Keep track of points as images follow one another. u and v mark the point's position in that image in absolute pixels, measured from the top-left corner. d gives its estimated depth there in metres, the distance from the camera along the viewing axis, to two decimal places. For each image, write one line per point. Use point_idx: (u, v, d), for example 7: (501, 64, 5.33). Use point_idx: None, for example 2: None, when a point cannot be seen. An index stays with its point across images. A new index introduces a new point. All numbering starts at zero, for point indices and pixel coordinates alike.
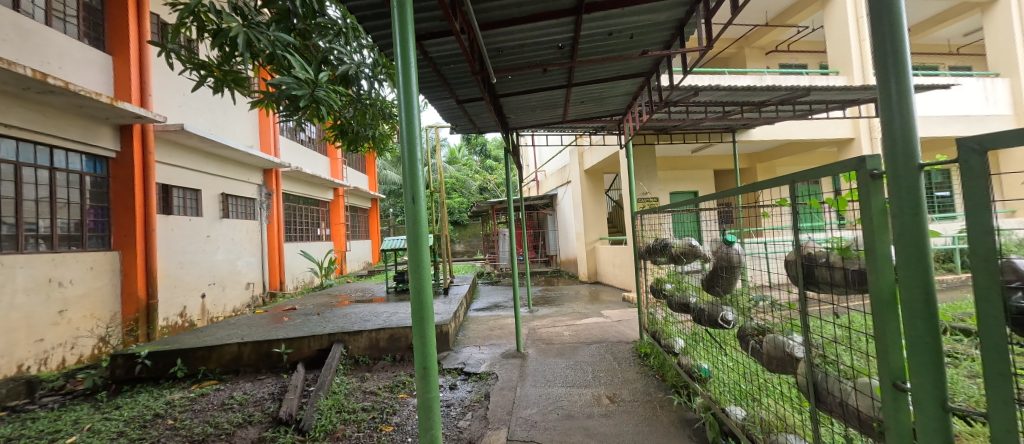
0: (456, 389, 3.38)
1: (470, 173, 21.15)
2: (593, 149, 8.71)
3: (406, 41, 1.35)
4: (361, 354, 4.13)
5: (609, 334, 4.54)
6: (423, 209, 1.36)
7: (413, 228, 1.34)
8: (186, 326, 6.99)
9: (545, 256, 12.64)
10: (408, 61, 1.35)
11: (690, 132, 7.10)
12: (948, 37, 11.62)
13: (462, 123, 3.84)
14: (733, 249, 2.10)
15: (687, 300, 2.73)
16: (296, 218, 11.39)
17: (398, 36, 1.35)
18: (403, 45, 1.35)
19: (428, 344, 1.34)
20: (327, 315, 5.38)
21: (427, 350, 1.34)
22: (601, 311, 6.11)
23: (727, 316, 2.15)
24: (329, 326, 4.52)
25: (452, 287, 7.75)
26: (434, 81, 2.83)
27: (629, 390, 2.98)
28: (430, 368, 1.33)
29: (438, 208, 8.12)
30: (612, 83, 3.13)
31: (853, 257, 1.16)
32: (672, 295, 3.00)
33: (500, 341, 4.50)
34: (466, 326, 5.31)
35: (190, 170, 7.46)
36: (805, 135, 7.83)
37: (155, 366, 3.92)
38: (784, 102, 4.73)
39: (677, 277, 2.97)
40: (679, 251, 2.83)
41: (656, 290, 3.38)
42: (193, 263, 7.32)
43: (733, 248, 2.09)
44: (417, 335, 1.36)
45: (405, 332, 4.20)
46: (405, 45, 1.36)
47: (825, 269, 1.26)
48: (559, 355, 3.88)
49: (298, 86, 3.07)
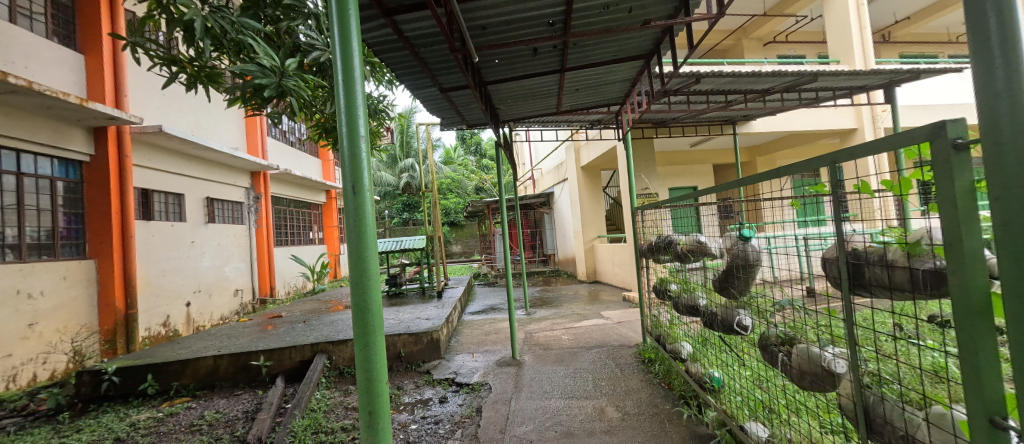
0: (446, 402, 3.13)
1: (465, 173, 20.90)
2: (589, 145, 8.47)
3: (347, 33, 1.16)
4: (347, 365, 3.87)
5: (610, 338, 4.29)
6: (368, 231, 1.17)
7: (356, 250, 1.15)
8: (170, 336, 6.71)
9: (542, 256, 12.42)
10: (349, 58, 1.16)
11: (690, 125, 6.87)
12: (946, 25, 11.39)
13: (450, 115, 3.59)
14: (750, 244, 1.85)
15: (695, 301, 2.49)
16: (287, 222, 11.10)
17: (337, 26, 1.16)
18: (343, 37, 1.16)
19: (375, 381, 1.16)
20: (314, 322, 5.13)
21: (375, 390, 1.16)
22: (600, 312, 5.87)
23: (743, 321, 1.91)
24: (313, 335, 4.26)
25: (446, 289, 7.49)
26: (413, 66, 2.57)
27: (634, 402, 2.73)
28: (377, 410, 1.16)
29: (431, 209, 7.86)
30: (608, 67, 2.88)
31: (938, 254, 0.91)
32: (677, 295, 2.76)
33: (495, 347, 4.24)
34: (460, 331, 5.05)
35: (172, 174, 7.18)
36: (807, 126, 7.61)
37: (123, 383, 3.67)
38: (790, 89, 4.46)
39: (682, 277, 2.74)
40: (686, 249, 2.58)
41: (660, 291, 3.13)
42: (177, 270, 7.05)
43: (750, 243, 1.85)
44: (363, 372, 1.18)
45: (392, 340, 3.94)
46: (345, 33, 1.16)
47: (885, 267, 1.03)
48: (558, 362, 3.63)
49: (263, 75, 2.79)
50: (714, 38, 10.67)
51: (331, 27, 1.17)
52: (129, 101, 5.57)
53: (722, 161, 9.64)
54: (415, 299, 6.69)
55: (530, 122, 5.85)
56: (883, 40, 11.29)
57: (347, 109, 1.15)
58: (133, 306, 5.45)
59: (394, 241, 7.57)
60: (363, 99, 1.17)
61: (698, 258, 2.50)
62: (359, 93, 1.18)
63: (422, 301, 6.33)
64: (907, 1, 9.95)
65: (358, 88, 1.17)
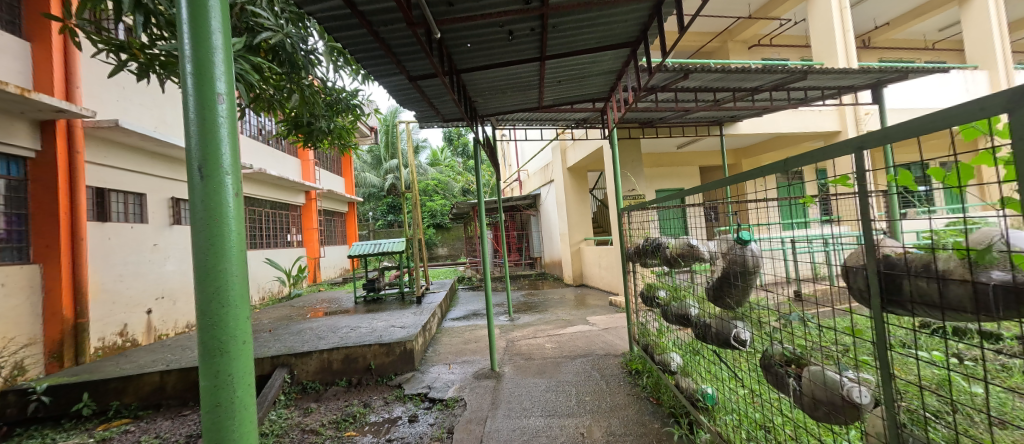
0: (416, 422, 2.85)
1: (452, 174, 20.60)
2: (575, 146, 8.30)
3: (203, 28, 1.09)
4: (310, 379, 3.56)
5: (595, 346, 4.06)
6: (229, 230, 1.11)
7: (214, 254, 1.07)
8: (127, 346, 6.25)
9: (528, 258, 12.21)
10: (208, 54, 1.10)
11: (677, 125, 6.74)
12: (923, 32, 11.57)
13: (422, 108, 3.33)
14: (750, 249, 1.64)
15: (684, 310, 2.28)
16: (261, 224, 10.64)
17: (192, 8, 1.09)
18: (201, 22, 1.10)
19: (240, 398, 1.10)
20: (281, 330, 4.79)
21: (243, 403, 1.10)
22: (586, 318, 5.66)
23: (741, 335, 1.69)
24: (277, 346, 3.93)
25: (427, 294, 7.19)
26: (376, 50, 2.31)
27: (620, 420, 2.51)
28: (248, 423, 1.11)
29: (412, 209, 7.57)
30: (592, 55, 2.66)
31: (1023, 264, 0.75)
32: (666, 303, 2.56)
33: (473, 357, 3.98)
34: (438, 340, 4.76)
35: (132, 172, 6.74)
36: (792, 128, 7.57)
37: (56, 403, 3.31)
38: (779, 87, 4.29)
39: (671, 283, 2.53)
40: (676, 253, 2.36)
41: (647, 298, 2.92)
42: (137, 276, 6.60)
43: (750, 248, 1.64)
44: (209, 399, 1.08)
45: (362, 352, 3.65)
46: (203, 19, 1.10)
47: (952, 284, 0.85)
48: (539, 374, 3.38)
49: None
50: (700, 40, 10.62)
51: (182, 18, 1.09)
52: (81, 93, 5.11)
53: (709, 163, 9.57)
54: (393, 305, 6.38)
55: (510, 118, 5.63)
56: (863, 45, 11.41)
57: (201, 107, 1.08)
58: (83, 315, 5.00)
59: (372, 243, 7.24)
60: (225, 97, 1.12)
61: (689, 263, 2.30)
62: (220, 89, 1.12)
63: (400, 307, 6.02)
64: (887, 6, 10.04)
65: (217, 83, 1.11)
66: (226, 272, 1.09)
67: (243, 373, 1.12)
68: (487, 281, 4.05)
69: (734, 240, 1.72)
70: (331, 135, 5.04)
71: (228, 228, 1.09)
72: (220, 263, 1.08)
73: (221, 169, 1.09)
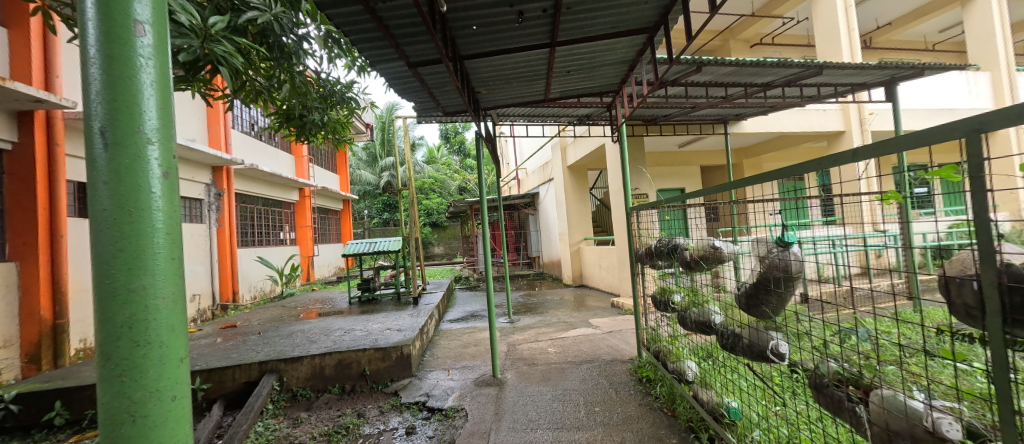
0: (414, 434, 2.66)
1: (448, 172, 20.33)
2: (576, 144, 8.12)
3: None
4: (301, 386, 3.36)
5: (600, 351, 3.88)
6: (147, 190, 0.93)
7: (125, 218, 0.90)
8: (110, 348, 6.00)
9: (526, 258, 12.03)
10: None
11: (681, 122, 6.58)
12: (924, 33, 11.48)
13: (421, 98, 3.13)
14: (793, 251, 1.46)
15: (705, 316, 2.10)
16: (253, 222, 10.36)
17: None
18: None
19: (162, 394, 0.94)
20: (271, 333, 4.57)
21: (167, 399, 0.95)
22: (588, 320, 5.49)
23: (778, 347, 1.51)
24: (266, 350, 3.72)
25: (424, 294, 6.98)
26: (373, 33, 2.11)
27: (633, 434, 2.34)
28: (175, 419, 0.97)
29: (408, 207, 7.36)
30: (605, 43, 2.48)
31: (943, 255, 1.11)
32: (683, 308, 2.38)
33: (473, 362, 3.79)
34: (435, 343, 4.57)
35: None
36: (797, 127, 7.44)
37: (26, 412, 3.09)
38: (791, 83, 4.14)
39: (689, 288, 2.36)
40: (696, 255, 2.19)
41: (661, 302, 2.75)
42: None
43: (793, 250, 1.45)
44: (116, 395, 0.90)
45: (356, 357, 3.45)
46: None
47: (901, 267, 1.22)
48: (543, 381, 3.20)
49: (180, 35, 2.42)
50: (702, 38, 10.47)
51: None
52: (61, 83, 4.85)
53: (710, 162, 9.44)
54: (389, 306, 6.17)
55: (510, 113, 5.45)
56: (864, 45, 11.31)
57: (111, 39, 0.90)
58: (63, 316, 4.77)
59: (367, 242, 7.02)
60: (145, 32, 0.95)
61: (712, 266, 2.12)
62: (139, 20, 0.95)
63: (396, 308, 5.82)
64: (890, 5, 9.93)
65: (137, 13, 0.94)
66: (143, 280, 0.91)
67: (165, 402, 0.95)
68: (488, 281, 3.82)
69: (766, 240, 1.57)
70: (324, 128, 4.81)
71: (146, 225, 0.92)
72: (136, 268, 0.90)
73: (139, 116, 0.92)
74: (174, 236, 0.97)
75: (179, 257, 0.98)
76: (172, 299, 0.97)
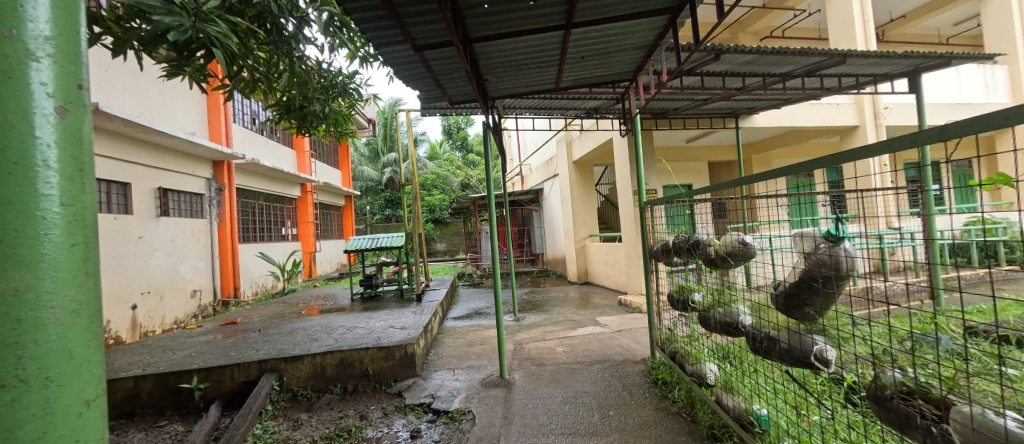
0: (418, 438, 2.54)
1: (450, 169, 20.22)
2: (582, 138, 7.97)
3: None
4: (301, 386, 3.24)
5: (611, 351, 3.76)
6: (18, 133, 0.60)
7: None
8: (110, 344, 5.92)
9: (530, 255, 11.90)
10: None
11: (691, 116, 6.42)
12: (937, 27, 11.22)
13: (427, 86, 2.97)
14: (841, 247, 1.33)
15: (732, 317, 1.97)
16: (254, 217, 10.25)
17: None
18: None
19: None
20: (271, 330, 4.47)
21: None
22: (595, 318, 5.36)
23: (826, 353, 1.38)
24: (266, 349, 3.61)
25: (427, 291, 6.87)
26: (378, 13, 1.97)
27: (650, 441, 2.21)
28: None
29: (411, 203, 7.23)
30: (625, 24, 2.33)
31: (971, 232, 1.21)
32: (706, 308, 2.26)
33: (479, 362, 3.67)
34: (440, 342, 4.45)
35: (114, 160, 6.35)
36: (809, 122, 7.25)
37: None
38: (810, 74, 4.01)
39: (713, 287, 2.22)
40: (722, 252, 2.06)
41: (679, 301, 2.63)
42: (119, 270, 6.24)
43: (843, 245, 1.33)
44: None
45: (358, 356, 3.33)
46: None
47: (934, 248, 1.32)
48: (553, 383, 3.08)
49: (169, 11, 2.31)
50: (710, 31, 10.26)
51: None
52: None
53: (718, 158, 9.27)
54: (392, 302, 6.07)
55: (516, 105, 5.28)
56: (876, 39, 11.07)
57: None
58: None
59: (369, 238, 6.90)
60: None
61: (740, 262, 2.00)
62: None
63: (399, 305, 5.70)
64: None
65: None
66: (24, 277, 0.59)
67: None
68: (495, 275, 3.64)
69: (808, 234, 1.45)
70: (327, 120, 4.68)
71: (29, 191, 0.60)
72: (9, 260, 0.58)
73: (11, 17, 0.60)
74: (75, 209, 0.68)
75: (80, 244, 0.68)
76: (72, 310, 0.66)
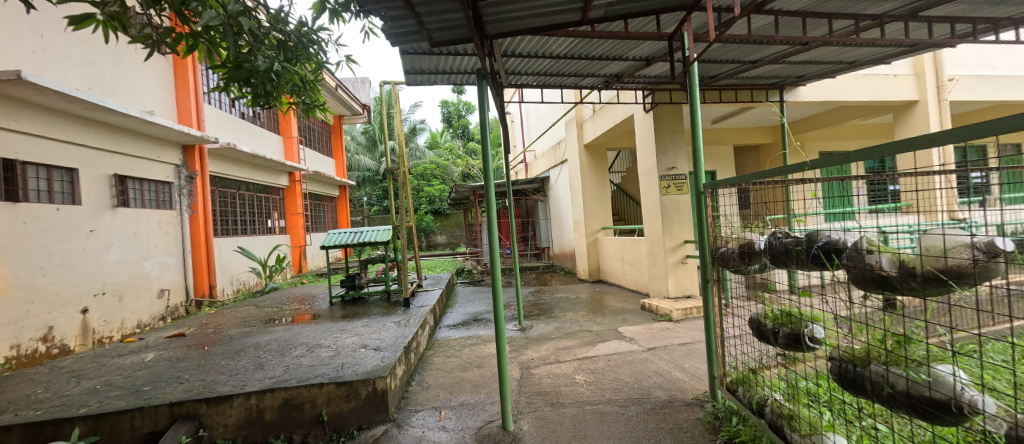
0: None
1: (451, 158, 19.27)
2: (597, 117, 6.99)
3: None
4: (228, 438, 2.39)
5: (648, 384, 2.85)
6: None
7: None
8: (54, 354, 5.05)
9: (535, 249, 11.00)
10: None
11: (731, 86, 5.39)
12: None
13: (395, 9, 2.04)
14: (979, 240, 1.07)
15: (941, 391, 1.10)
16: (234, 208, 9.38)
17: None
18: None
19: None
20: (219, 348, 3.61)
21: None
22: (617, 328, 4.48)
23: None
24: (192, 381, 2.72)
25: (419, 292, 6.01)
26: None
27: None
28: None
29: (399, 191, 6.32)
30: None
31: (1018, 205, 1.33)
32: (848, 358, 1.36)
33: (475, 398, 2.78)
34: (427, 361, 3.59)
35: (56, 141, 5.45)
36: (862, 96, 6.31)
37: None
38: (914, 16, 3.03)
39: (877, 328, 1.31)
40: (930, 270, 1.12)
41: (777, 334, 1.72)
42: (67, 268, 5.36)
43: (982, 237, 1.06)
44: None
45: (309, 396, 2.45)
46: None
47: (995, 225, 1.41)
48: (577, 441, 2.18)
49: None
50: None
51: None
52: None
53: (746, 142, 8.30)
54: (377, 307, 5.20)
55: (521, 68, 4.27)
56: None
57: None
58: None
59: (351, 232, 6.03)
60: None
61: (970, 288, 1.07)
62: None
63: (383, 311, 4.83)
64: None
65: None
66: None
67: None
68: (495, 261, 2.47)
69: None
70: (286, 86, 3.72)
71: None
72: None
73: None
74: None
75: None
76: None
